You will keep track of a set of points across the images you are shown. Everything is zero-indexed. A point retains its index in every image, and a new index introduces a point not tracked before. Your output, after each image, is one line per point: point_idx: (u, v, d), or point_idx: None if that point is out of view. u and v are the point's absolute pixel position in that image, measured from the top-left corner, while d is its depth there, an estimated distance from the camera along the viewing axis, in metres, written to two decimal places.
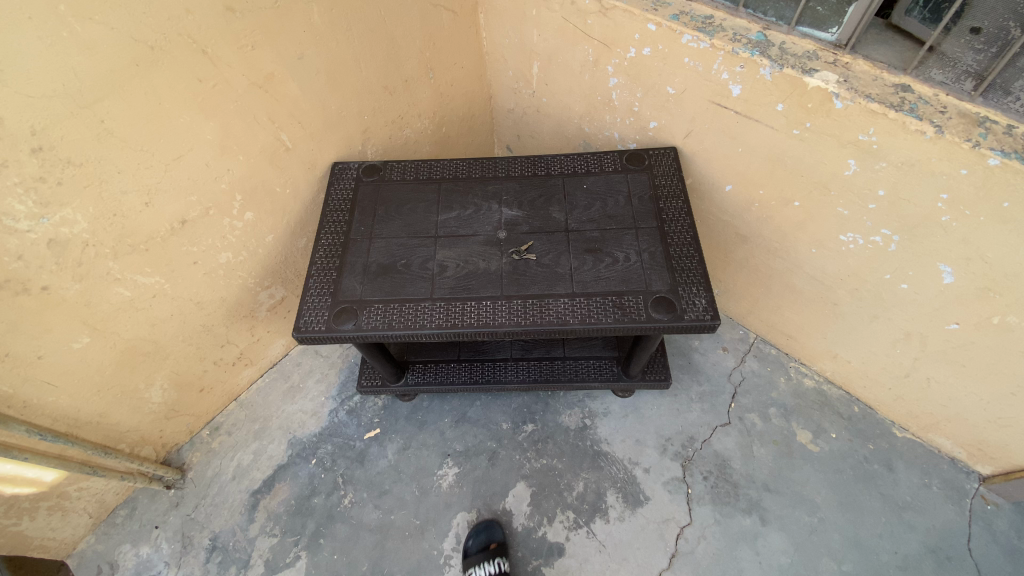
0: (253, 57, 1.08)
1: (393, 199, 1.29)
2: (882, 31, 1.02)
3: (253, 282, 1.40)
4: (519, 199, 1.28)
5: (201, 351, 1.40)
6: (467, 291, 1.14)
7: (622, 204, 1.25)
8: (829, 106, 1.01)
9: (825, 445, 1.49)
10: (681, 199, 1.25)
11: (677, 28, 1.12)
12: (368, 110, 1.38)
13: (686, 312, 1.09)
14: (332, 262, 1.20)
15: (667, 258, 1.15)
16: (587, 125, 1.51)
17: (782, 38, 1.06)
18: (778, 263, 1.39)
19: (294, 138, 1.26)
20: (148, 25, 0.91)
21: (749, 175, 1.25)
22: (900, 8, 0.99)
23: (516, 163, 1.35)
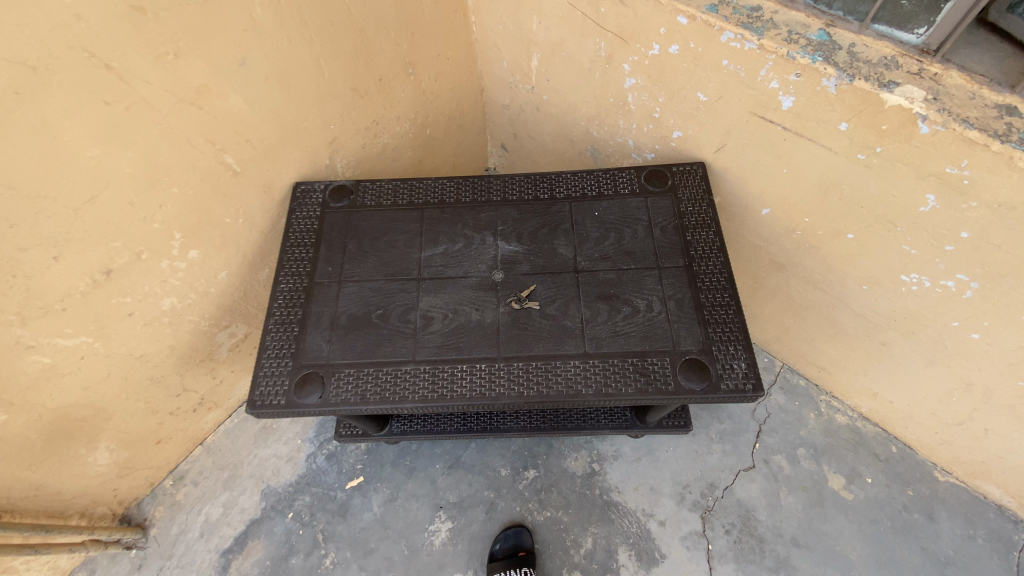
0: (177, 68, 0.85)
1: (367, 230, 1.08)
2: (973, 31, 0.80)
3: (207, 325, 1.20)
4: (518, 230, 1.07)
5: (151, 405, 1.22)
6: (457, 351, 0.95)
7: (642, 236, 1.04)
8: (912, 130, 0.80)
9: (860, 492, 1.35)
10: (713, 229, 1.04)
11: (716, 22, 0.89)
12: (334, 118, 1.15)
13: (723, 379, 0.90)
14: (293, 313, 1.00)
15: (697, 308, 0.96)
16: (595, 129, 1.29)
17: (852, 39, 0.83)
18: (817, 295, 1.21)
19: (243, 160, 1.04)
20: (23, 39, 0.69)
21: (793, 200, 1.05)
22: (1002, 3, 0.76)
23: (513, 182, 1.13)
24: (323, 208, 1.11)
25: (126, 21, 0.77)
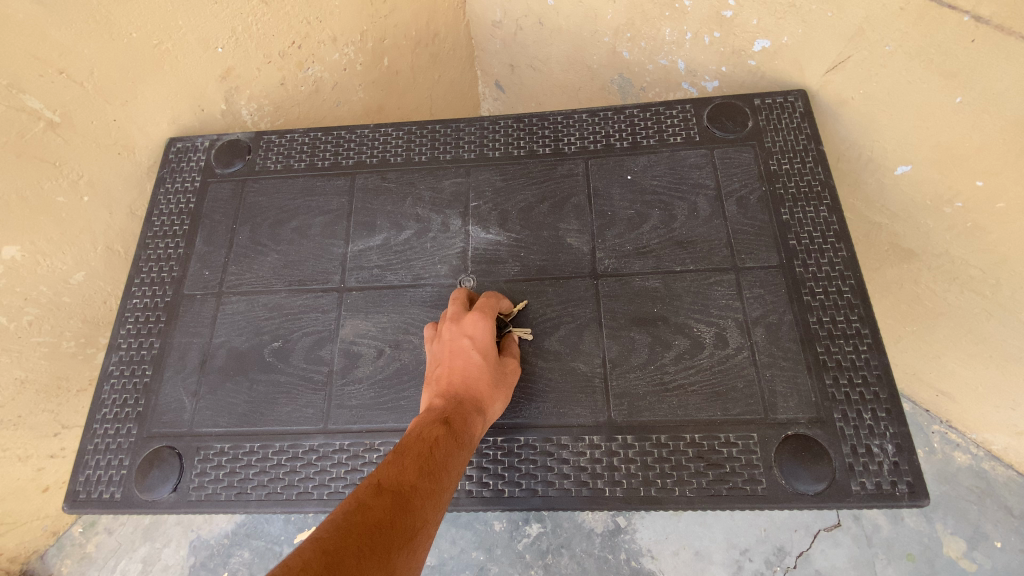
0: None
1: (269, 211, 0.70)
2: None
3: (73, 345, 0.85)
4: (502, 207, 0.68)
5: (13, 450, 0.85)
6: (398, 414, 0.59)
7: (704, 216, 0.64)
8: None
9: (988, 563, 0.93)
10: (825, 201, 0.62)
11: None
12: (223, 35, 0.74)
13: (853, 475, 0.52)
14: (146, 347, 0.64)
15: (803, 342, 0.57)
16: (626, 47, 0.86)
17: None
18: (966, 298, 0.79)
19: (64, 100, 0.66)
20: None
21: (964, 148, 0.62)
22: None
23: (495, 130, 0.72)
24: (204, 177, 0.73)
25: None
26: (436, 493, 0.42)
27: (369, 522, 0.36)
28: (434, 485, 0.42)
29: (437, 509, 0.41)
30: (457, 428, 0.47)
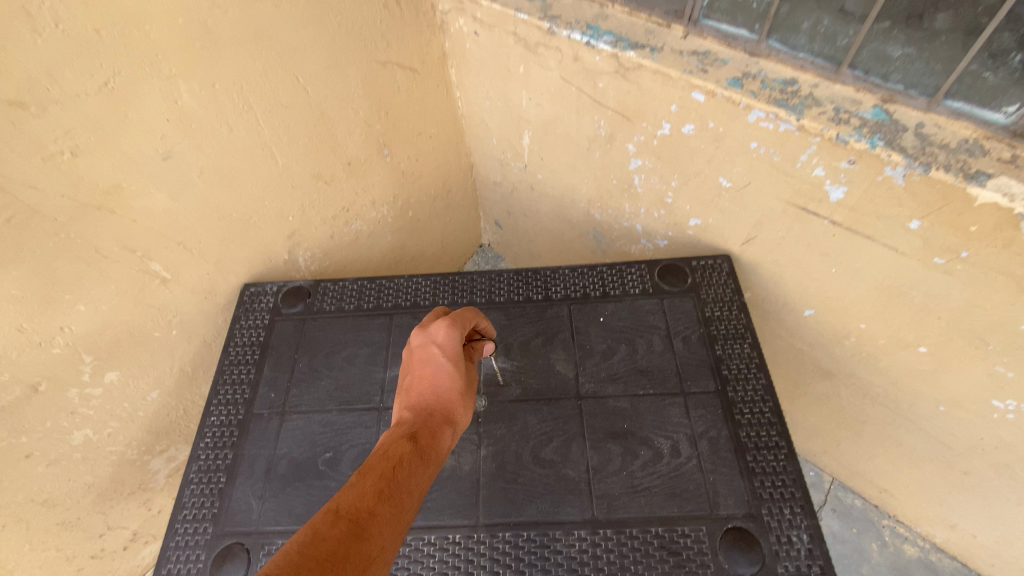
0: (74, 172, 0.69)
1: (323, 345, 0.90)
2: None
3: (134, 454, 0.99)
4: (506, 342, 0.88)
5: (64, 552, 0.98)
6: (424, 514, 0.74)
7: (660, 351, 0.84)
8: (1012, 234, 0.61)
9: None
10: (747, 340, 0.84)
11: (740, 100, 0.72)
12: (294, 209, 0.99)
13: (779, 559, 0.67)
14: (221, 457, 0.79)
15: (737, 452, 0.75)
16: (598, 210, 1.12)
17: (916, 119, 0.66)
18: (878, 410, 0.98)
19: (172, 266, 0.87)
20: None
21: (845, 302, 0.85)
22: None
23: (499, 281, 0.94)
24: (273, 316, 0.93)
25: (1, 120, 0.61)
26: (394, 516, 0.51)
27: (326, 549, 0.44)
28: (390, 510, 0.51)
29: (393, 531, 0.50)
30: (418, 458, 0.58)
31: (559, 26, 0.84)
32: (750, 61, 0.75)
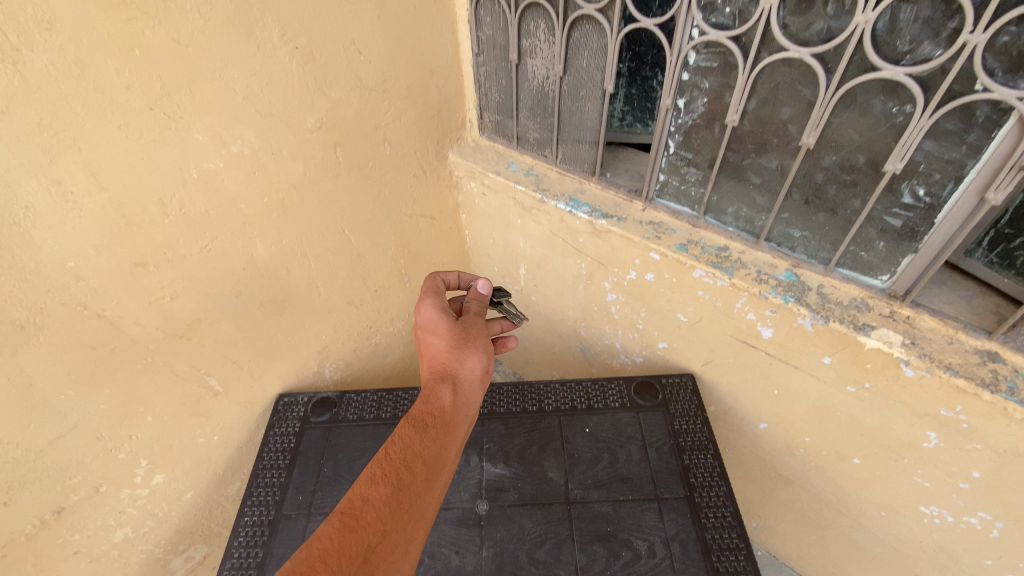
0: (171, 309, 0.89)
1: (346, 450, 1.04)
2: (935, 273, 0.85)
3: (160, 553, 1.07)
4: (504, 449, 1.02)
5: None
6: None
7: (637, 459, 0.99)
8: (897, 371, 0.80)
9: None
10: (710, 451, 0.99)
11: (686, 260, 0.95)
12: (328, 328, 1.20)
13: None
14: (253, 555, 0.90)
15: (703, 553, 0.87)
16: (583, 328, 1.31)
17: (818, 281, 0.87)
18: (833, 514, 1.10)
19: (226, 380, 1.04)
20: (19, 305, 0.72)
21: (788, 417, 1.02)
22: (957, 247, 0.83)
23: (499, 393, 1.11)
24: (303, 423, 1.07)
25: (127, 276, 0.81)
26: (390, 492, 0.58)
27: (323, 545, 0.53)
28: (385, 487, 0.59)
29: (392, 505, 0.58)
30: (413, 433, 0.64)
31: (549, 197, 1.13)
32: (693, 230, 0.99)
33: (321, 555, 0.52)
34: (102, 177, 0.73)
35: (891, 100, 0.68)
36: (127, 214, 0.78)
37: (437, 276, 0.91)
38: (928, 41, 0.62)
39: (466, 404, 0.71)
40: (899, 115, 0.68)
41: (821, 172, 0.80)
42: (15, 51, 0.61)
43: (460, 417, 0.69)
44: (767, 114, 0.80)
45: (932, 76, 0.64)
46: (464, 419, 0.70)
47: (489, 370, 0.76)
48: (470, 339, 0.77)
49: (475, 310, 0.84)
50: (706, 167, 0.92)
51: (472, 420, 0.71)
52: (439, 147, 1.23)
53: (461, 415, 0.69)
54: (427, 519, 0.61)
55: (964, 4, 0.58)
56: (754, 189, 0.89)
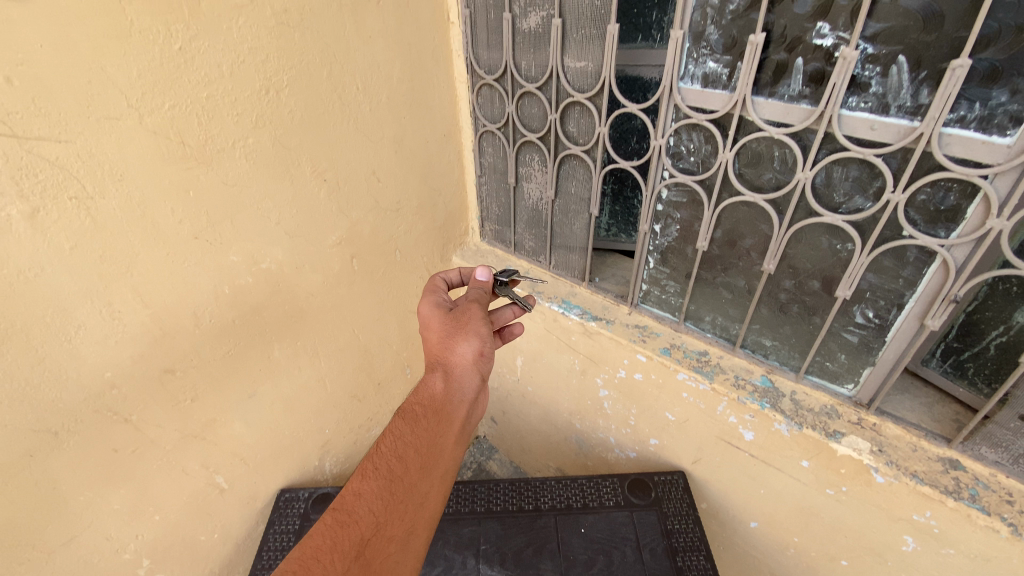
0: (191, 410, 0.95)
1: None
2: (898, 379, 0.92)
3: None
4: (501, 550, 1.04)
5: None
6: None
7: (631, 560, 1.01)
8: (868, 477, 0.86)
9: None
10: (702, 552, 1.02)
11: (670, 364, 1.04)
12: (331, 422, 1.26)
13: None
14: None
15: None
16: (578, 421, 1.37)
17: (791, 387, 0.95)
18: None
19: (232, 476, 1.08)
20: (56, 412, 0.78)
21: (776, 517, 1.05)
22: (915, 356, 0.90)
23: (496, 489, 1.15)
24: (303, 519, 1.15)
25: (155, 381, 0.89)
26: (381, 485, 0.64)
27: (316, 540, 0.58)
28: (376, 481, 0.64)
29: (382, 499, 0.63)
30: (404, 428, 0.69)
31: (544, 299, 1.24)
32: (676, 335, 1.09)
33: (315, 550, 0.57)
34: (146, 295, 0.82)
35: (835, 239, 0.80)
36: (163, 326, 0.86)
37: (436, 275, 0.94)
38: (859, 195, 0.74)
39: (462, 389, 0.74)
40: (843, 250, 0.80)
41: (784, 292, 0.90)
42: (92, 199, 0.73)
43: (455, 403, 0.73)
44: (733, 242, 0.92)
45: (866, 222, 0.75)
46: (461, 404, 0.73)
47: (486, 353, 0.78)
48: (463, 325, 0.78)
49: (482, 297, 0.85)
50: (682, 280, 1.04)
51: (471, 405, 0.75)
52: (444, 251, 1.37)
53: (456, 402, 0.73)
54: (428, 508, 0.66)
55: (883, 170, 0.70)
56: (727, 302, 0.99)
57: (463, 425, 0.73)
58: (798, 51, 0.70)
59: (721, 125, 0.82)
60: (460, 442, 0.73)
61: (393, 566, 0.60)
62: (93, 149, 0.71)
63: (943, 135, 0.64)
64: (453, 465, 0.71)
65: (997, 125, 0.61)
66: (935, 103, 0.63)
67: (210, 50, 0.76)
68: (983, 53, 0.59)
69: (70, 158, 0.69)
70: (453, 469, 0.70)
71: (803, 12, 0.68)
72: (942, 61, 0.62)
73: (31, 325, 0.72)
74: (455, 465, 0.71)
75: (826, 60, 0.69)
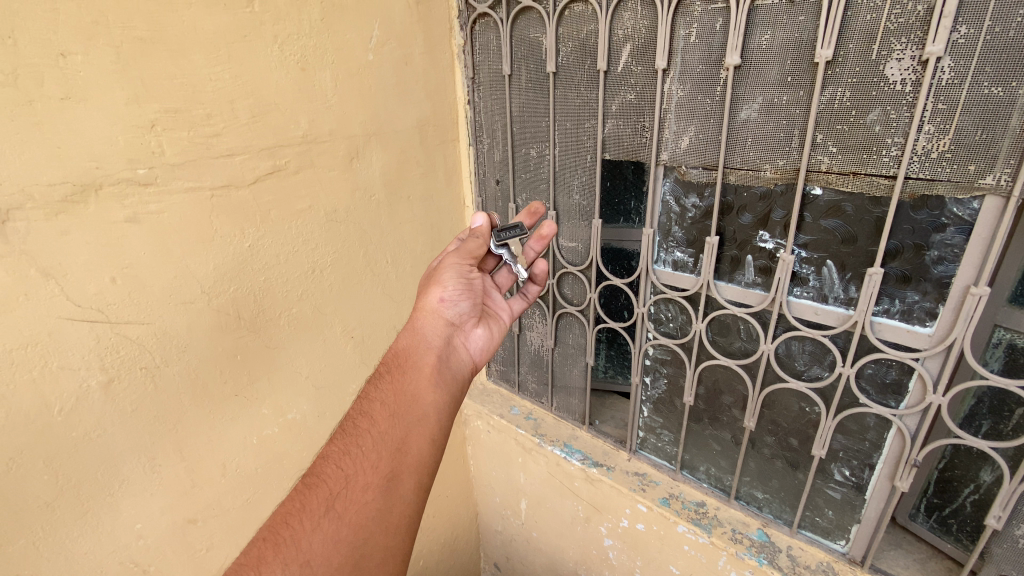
0: (204, 558, 1.00)
1: None
2: (891, 531, 0.94)
3: None
4: None
5: None
6: None
7: None
8: None
9: None
10: None
11: (670, 515, 1.08)
12: None
13: None
14: None
15: None
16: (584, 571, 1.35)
17: (787, 541, 0.98)
18: None
19: None
20: (85, 564, 0.83)
21: None
22: (903, 509, 0.92)
23: None
24: None
25: (178, 530, 0.95)
26: (351, 442, 0.68)
27: (287, 507, 0.63)
28: (342, 442, 0.68)
29: (351, 449, 0.67)
30: (371, 390, 0.75)
31: (547, 442, 1.30)
32: (674, 484, 1.13)
33: (287, 512, 0.62)
34: (185, 449, 0.92)
35: (804, 402, 0.89)
36: (195, 476, 0.95)
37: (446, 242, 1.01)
38: (817, 365, 0.85)
39: (426, 341, 0.83)
40: (812, 412, 0.89)
41: (767, 446, 0.97)
42: (158, 368, 0.85)
43: (421, 351, 0.81)
44: (715, 397, 1.01)
45: (827, 389, 0.85)
46: (428, 353, 0.82)
47: (445, 299, 0.87)
48: (428, 278, 0.89)
49: (467, 250, 0.90)
50: (675, 430, 1.11)
51: (437, 352, 0.83)
52: None
53: (421, 354, 0.81)
54: (408, 452, 0.69)
55: (831, 348, 0.82)
56: (717, 453, 1.06)
57: (437, 369, 0.80)
58: (747, 249, 0.87)
59: (692, 300, 0.96)
60: (438, 382, 0.78)
61: (371, 511, 0.63)
62: (167, 328, 0.85)
63: (875, 323, 0.77)
64: (433, 408, 0.75)
65: (918, 318, 0.74)
66: (861, 299, 0.76)
67: (271, 243, 0.96)
68: (892, 263, 0.74)
69: (148, 336, 0.83)
70: (431, 408, 0.74)
71: (747, 223, 0.85)
72: (862, 266, 0.76)
73: (84, 481, 0.80)
74: (434, 405, 0.75)
75: (770, 258, 0.84)
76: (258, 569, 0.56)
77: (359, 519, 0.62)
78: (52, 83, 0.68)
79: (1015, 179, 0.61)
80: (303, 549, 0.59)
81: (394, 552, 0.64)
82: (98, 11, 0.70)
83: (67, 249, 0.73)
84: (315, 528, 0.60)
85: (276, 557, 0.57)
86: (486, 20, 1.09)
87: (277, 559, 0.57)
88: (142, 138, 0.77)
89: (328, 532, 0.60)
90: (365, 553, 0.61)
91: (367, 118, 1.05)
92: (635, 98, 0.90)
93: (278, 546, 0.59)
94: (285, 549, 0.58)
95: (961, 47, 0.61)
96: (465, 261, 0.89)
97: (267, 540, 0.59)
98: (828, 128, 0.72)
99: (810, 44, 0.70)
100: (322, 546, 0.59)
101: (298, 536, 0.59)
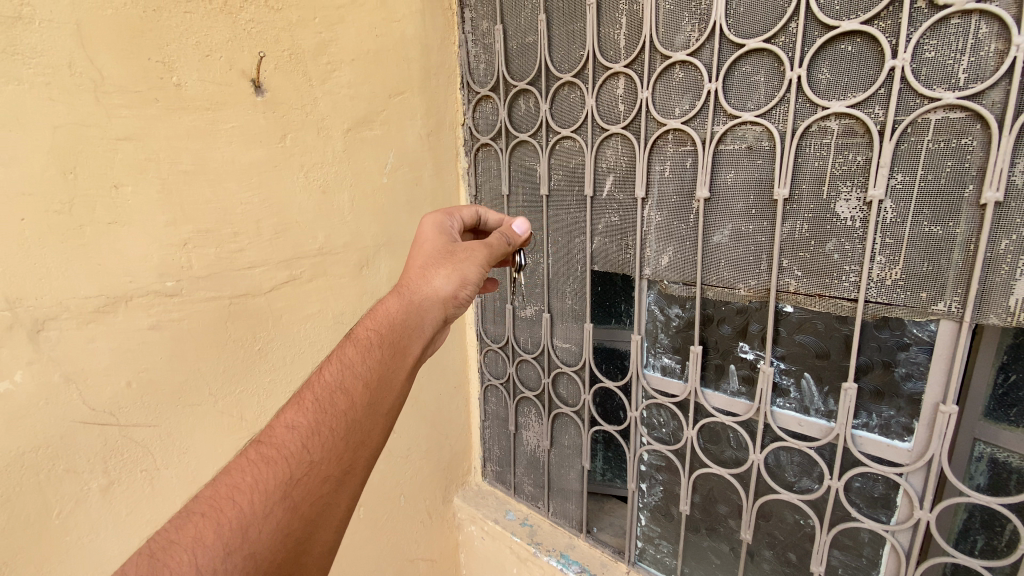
0: None
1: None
2: None
3: None
4: None
5: None
6: None
7: None
8: None
9: None
10: None
11: None
12: None
13: None
14: None
15: None
16: None
17: None
18: None
19: None
20: None
21: None
22: None
23: None
24: None
25: None
26: (322, 418, 0.63)
27: (237, 478, 0.57)
28: (314, 416, 0.63)
29: (321, 429, 0.62)
30: (356, 360, 0.69)
31: (542, 552, 1.27)
32: None
33: (236, 484, 0.56)
34: None
35: (798, 514, 0.89)
36: None
37: (459, 212, 0.95)
38: (806, 476, 0.86)
39: (425, 328, 0.77)
40: (807, 525, 0.88)
41: (766, 561, 0.95)
42: (158, 470, 0.87)
43: (416, 337, 0.75)
44: (711, 506, 1.01)
45: (819, 502, 0.86)
46: (420, 341, 0.76)
47: (459, 296, 0.81)
48: (449, 259, 0.82)
49: (494, 251, 0.88)
50: (673, 539, 1.09)
51: (427, 342, 0.77)
52: (445, 493, 1.45)
53: (416, 340, 0.75)
54: (369, 446, 0.65)
55: (818, 460, 0.83)
56: (717, 566, 1.03)
57: (418, 361, 0.76)
58: (730, 358, 0.92)
59: (682, 406, 1.00)
60: (412, 375, 0.75)
61: (324, 505, 0.60)
62: (172, 430, 0.88)
63: (855, 436, 0.80)
64: (401, 401, 0.71)
65: (896, 432, 0.77)
66: (840, 412, 0.80)
67: (280, 347, 1.02)
68: (865, 377, 0.78)
69: (153, 437, 0.86)
70: (399, 401, 0.71)
71: (726, 333, 0.91)
72: (837, 380, 0.81)
73: None
74: (403, 400, 0.72)
75: (751, 368, 0.89)
76: (195, 550, 0.51)
77: (311, 512, 0.59)
78: (103, 212, 0.77)
79: (965, 306, 0.67)
80: (248, 537, 0.54)
81: (332, 546, 0.62)
82: (152, 150, 0.81)
83: (90, 356, 0.78)
84: (267, 515, 0.55)
85: (217, 538, 0.52)
86: (488, 149, 1.23)
87: (218, 538, 0.52)
88: (174, 255, 0.85)
89: (279, 522, 0.56)
90: (306, 548, 0.59)
91: (378, 232, 1.15)
92: (619, 219, 1.00)
93: (220, 527, 0.53)
94: (226, 526, 0.53)
95: (900, 190, 0.69)
96: (486, 262, 0.86)
97: (206, 516, 0.54)
98: (792, 254, 0.80)
99: (769, 183, 0.80)
100: (269, 535, 0.55)
101: (245, 520, 0.54)
